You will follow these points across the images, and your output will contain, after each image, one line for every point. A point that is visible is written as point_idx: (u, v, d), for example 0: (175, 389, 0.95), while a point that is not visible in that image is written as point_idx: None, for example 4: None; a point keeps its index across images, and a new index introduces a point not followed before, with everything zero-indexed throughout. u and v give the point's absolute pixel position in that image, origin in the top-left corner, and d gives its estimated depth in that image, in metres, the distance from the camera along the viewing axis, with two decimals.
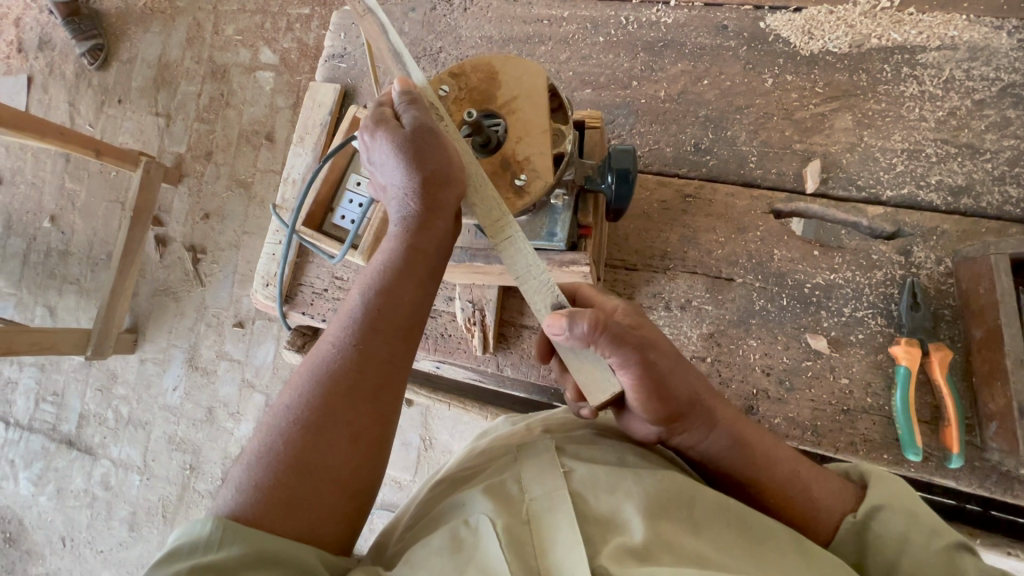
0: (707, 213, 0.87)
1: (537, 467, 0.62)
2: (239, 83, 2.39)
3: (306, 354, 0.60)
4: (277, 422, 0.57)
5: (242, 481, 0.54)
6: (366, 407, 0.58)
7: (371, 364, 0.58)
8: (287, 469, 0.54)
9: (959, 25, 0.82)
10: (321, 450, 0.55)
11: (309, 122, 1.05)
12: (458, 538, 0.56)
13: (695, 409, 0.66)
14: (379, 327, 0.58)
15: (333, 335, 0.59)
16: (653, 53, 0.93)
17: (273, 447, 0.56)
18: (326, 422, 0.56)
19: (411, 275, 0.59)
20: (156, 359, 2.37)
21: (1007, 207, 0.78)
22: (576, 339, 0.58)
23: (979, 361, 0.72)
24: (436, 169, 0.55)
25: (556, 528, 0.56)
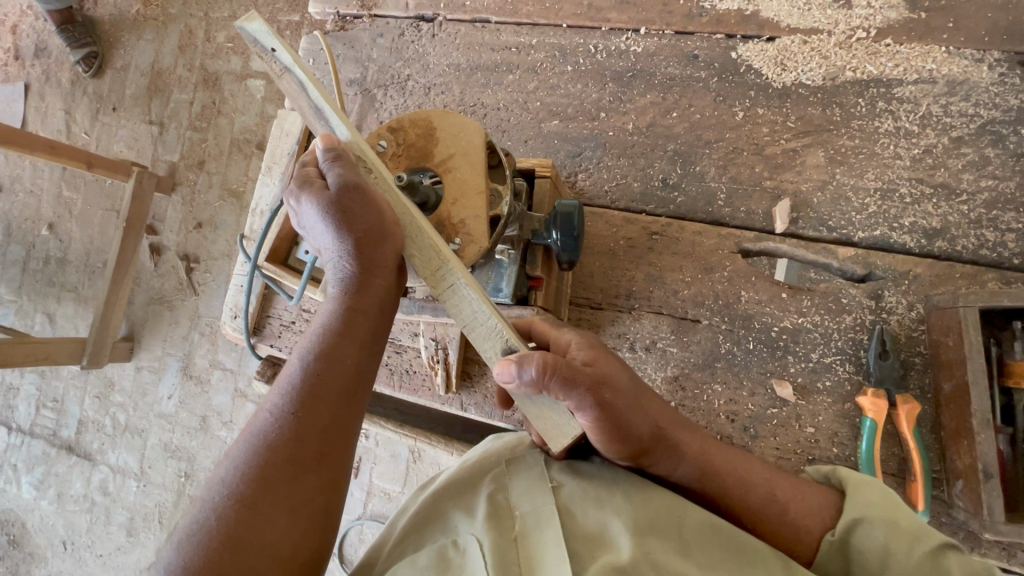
0: (674, 252, 0.85)
1: (527, 483, 0.64)
2: (231, 90, 2.38)
3: (246, 423, 0.57)
4: (209, 500, 0.53)
5: (174, 561, 0.50)
6: (309, 475, 0.54)
7: (312, 429, 0.54)
8: (218, 547, 0.50)
9: (938, 58, 0.78)
10: (259, 524, 0.51)
11: (277, 151, 1.04)
12: (446, 557, 0.58)
13: (660, 441, 0.62)
14: (320, 392, 0.55)
15: (272, 402, 0.56)
16: (622, 83, 0.91)
17: (205, 525, 0.51)
18: (261, 496, 0.52)
19: (353, 335, 0.56)
20: (152, 367, 2.40)
21: (983, 251, 0.74)
22: (526, 387, 0.53)
23: (947, 416, 0.70)
24: (367, 229, 0.54)
25: (544, 545, 0.58)
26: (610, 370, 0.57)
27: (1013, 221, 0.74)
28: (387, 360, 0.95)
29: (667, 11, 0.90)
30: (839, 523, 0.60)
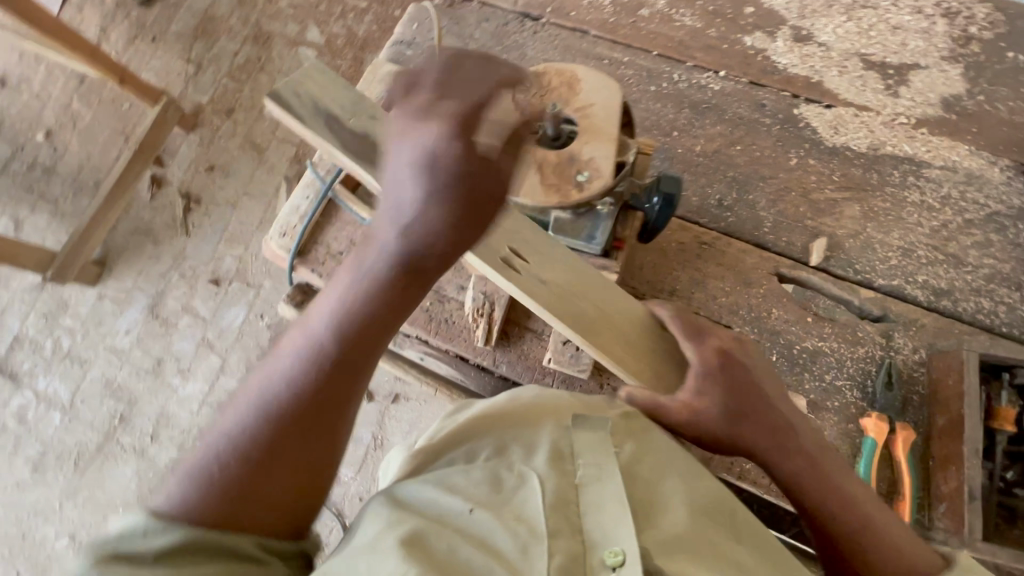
0: (718, 262, 0.93)
1: (592, 433, 0.66)
2: (280, 52, 2.42)
3: (279, 353, 0.61)
4: (238, 420, 0.58)
5: (196, 469, 0.56)
6: (322, 421, 0.59)
7: (338, 381, 0.60)
8: (238, 468, 0.56)
9: (961, 153, 0.93)
10: (277, 464, 0.57)
11: (364, 94, 1.09)
12: (501, 480, 0.62)
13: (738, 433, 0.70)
14: (358, 340, 0.60)
15: (304, 343, 0.60)
16: (697, 111, 1.02)
17: (212, 464, 0.56)
18: (283, 432, 0.58)
19: (403, 293, 0.61)
20: (116, 298, 2.26)
21: (980, 315, 0.87)
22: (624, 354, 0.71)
23: (937, 446, 0.79)
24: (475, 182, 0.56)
25: (601, 495, 0.61)
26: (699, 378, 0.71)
27: (1005, 296, 0.87)
28: (427, 306, 0.97)
29: (746, 62, 1.04)
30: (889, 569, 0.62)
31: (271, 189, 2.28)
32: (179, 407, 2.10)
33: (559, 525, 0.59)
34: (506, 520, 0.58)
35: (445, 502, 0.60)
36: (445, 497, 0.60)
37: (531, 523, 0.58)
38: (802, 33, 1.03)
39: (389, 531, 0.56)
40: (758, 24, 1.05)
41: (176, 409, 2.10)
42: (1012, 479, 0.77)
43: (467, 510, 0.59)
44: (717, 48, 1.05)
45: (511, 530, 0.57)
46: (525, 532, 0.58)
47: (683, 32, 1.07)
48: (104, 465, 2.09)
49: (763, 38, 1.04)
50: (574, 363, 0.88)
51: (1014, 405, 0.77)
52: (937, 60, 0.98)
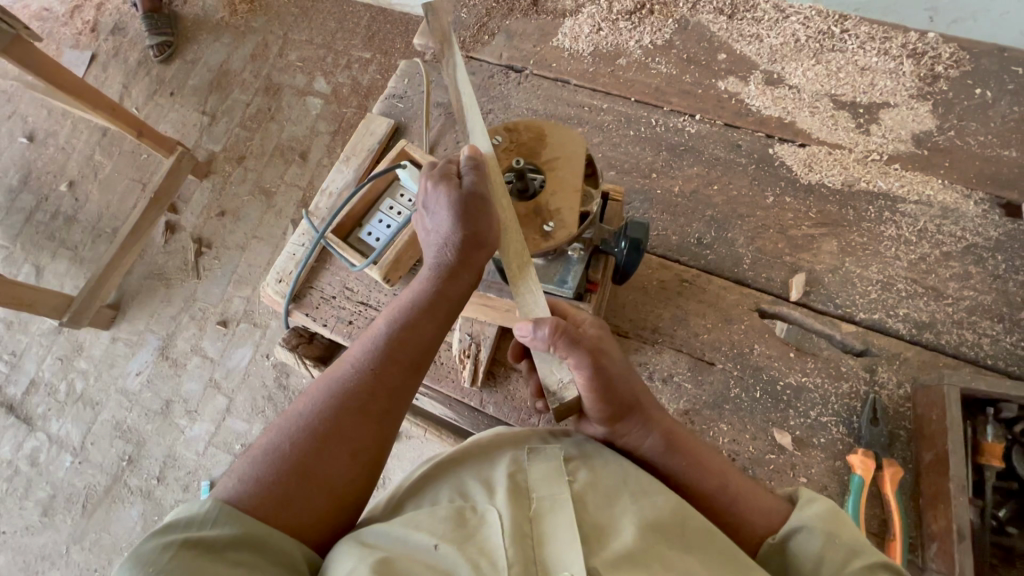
0: (699, 299, 0.95)
1: (547, 466, 0.67)
2: (289, 102, 2.55)
3: (329, 368, 0.67)
4: (288, 427, 0.63)
5: (247, 472, 0.60)
6: (370, 428, 0.63)
7: (381, 391, 0.64)
8: (288, 470, 0.60)
9: (935, 187, 0.95)
10: (315, 472, 0.60)
11: (358, 146, 1.15)
12: (464, 515, 0.62)
13: (634, 411, 0.69)
14: (397, 357, 0.66)
15: (354, 356, 0.66)
16: (674, 154, 1.06)
17: (265, 463, 0.60)
18: (330, 435, 0.62)
19: (436, 316, 0.68)
20: (129, 340, 2.33)
21: (963, 348, 0.86)
22: (539, 342, 0.64)
23: (926, 482, 0.77)
24: (479, 232, 0.65)
25: (557, 527, 0.61)
26: (610, 342, 0.68)
27: (988, 328, 0.87)
28: None
29: (720, 106, 1.08)
30: (782, 528, 0.65)
31: (279, 232, 2.36)
32: (185, 447, 2.13)
33: (522, 559, 0.58)
34: (469, 554, 0.58)
35: (410, 538, 0.59)
36: (410, 533, 0.60)
37: (495, 558, 0.58)
38: (774, 77, 1.08)
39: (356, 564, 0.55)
40: (731, 69, 1.10)
41: (182, 450, 2.12)
42: (1006, 518, 0.75)
43: (432, 545, 0.58)
44: (692, 93, 1.10)
45: (475, 563, 0.57)
46: (487, 564, 0.58)
47: (660, 79, 1.12)
48: (111, 508, 2.10)
49: (736, 83, 1.09)
50: None
51: (1001, 439, 0.76)
52: (906, 98, 1.01)
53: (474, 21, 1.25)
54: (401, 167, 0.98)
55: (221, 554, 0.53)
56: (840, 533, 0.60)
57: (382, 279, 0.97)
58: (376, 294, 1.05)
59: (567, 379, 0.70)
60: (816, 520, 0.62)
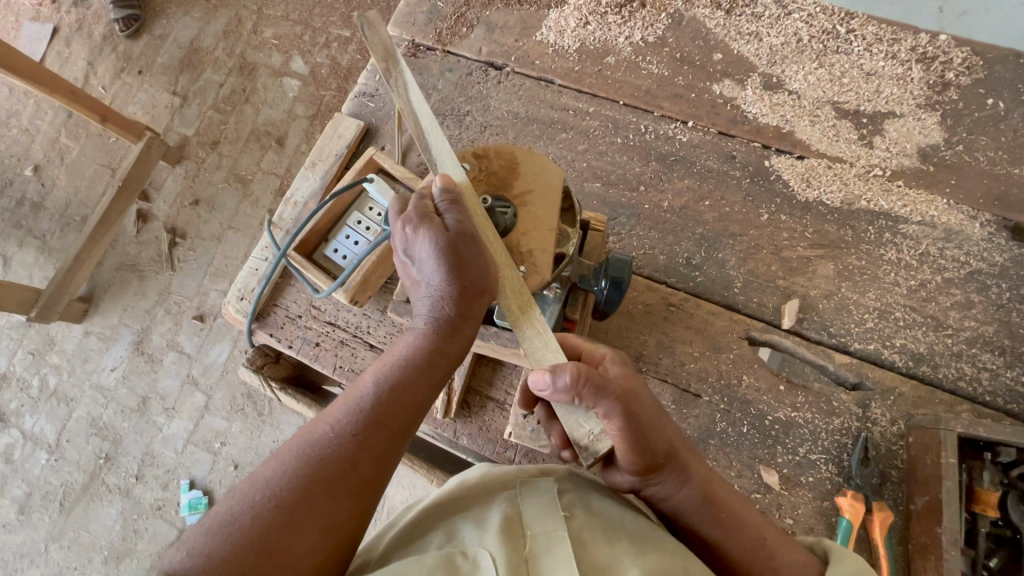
0: (686, 325, 0.90)
1: (541, 504, 0.62)
2: (264, 83, 2.41)
3: (303, 427, 0.56)
4: (252, 495, 0.51)
5: (198, 547, 0.48)
6: (349, 503, 0.53)
7: (365, 457, 0.54)
8: (247, 548, 0.48)
9: (939, 208, 0.89)
10: (281, 551, 0.49)
11: (325, 150, 1.07)
12: (455, 564, 0.55)
13: (672, 460, 0.60)
14: (383, 421, 0.55)
15: (335, 415, 0.56)
16: (664, 164, 0.99)
17: (221, 538, 0.49)
18: (302, 508, 0.51)
19: (430, 373, 0.57)
20: (102, 334, 2.25)
21: (961, 383, 0.82)
22: (560, 394, 0.54)
23: (916, 528, 0.74)
24: (473, 280, 0.56)
25: (556, 569, 0.55)
26: (639, 384, 0.58)
27: (988, 362, 0.82)
28: None
29: (715, 112, 1.00)
30: None
31: (256, 222, 2.27)
32: (164, 446, 2.08)
33: None
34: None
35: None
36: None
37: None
38: (772, 81, 1.00)
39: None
40: (727, 71, 1.02)
41: (161, 448, 2.08)
42: (997, 567, 0.72)
43: None
44: (685, 96, 1.02)
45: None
46: None
47: (651, 80, 1.04)
48: (89, 505, 2.07)
49: (732, 86, 1.01)
50: (536, 440, 0.84)
51: (996, 487, 0.72)
52: (912, 108, 0.94)
53: (452, 11, 1.15)
54: (367, 181, 0.91)
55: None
56: None
57: (350, 301, 0.91)
58: (345, 314, 0.98)
59: (599, 430, 0.56)
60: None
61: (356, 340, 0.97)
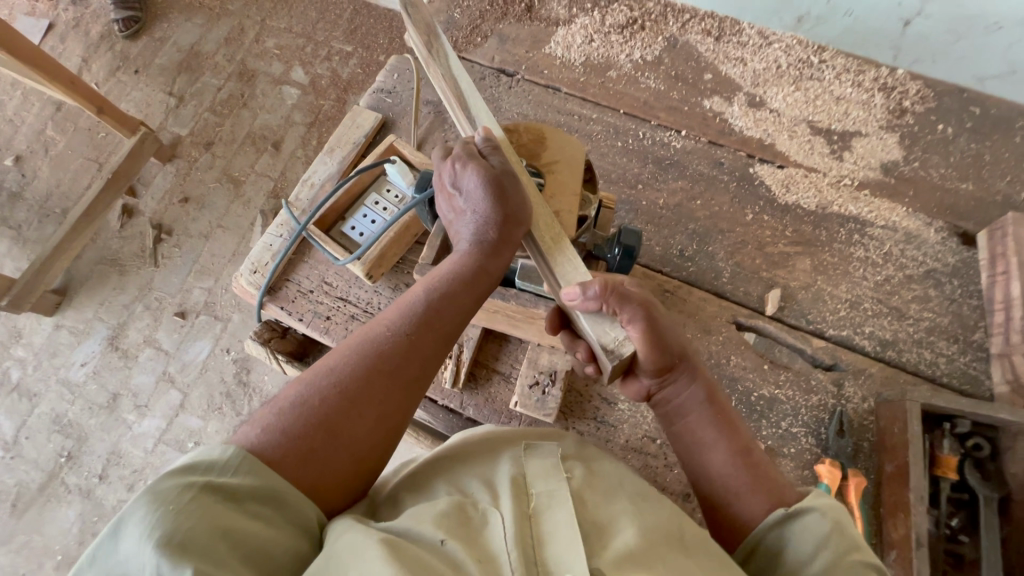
0: (680, 309, 0.97)
1: (544, 464, 0.65)
2: (263, 90, 2.47)
3: (359, 329, 0.64)
4: (317, 382, 0.59)
5: (271, 422, 0.57)
6: (400, 394, 0.61)
7: (414, 359, 0.63)
8: (313, 426, 0.57)
9: (900, 215, 1.01)
10: (344, 430, 0.58)
11: (343, 138, 1.13)
12: (464, 514, 0.58)
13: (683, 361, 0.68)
14: (433, 326, 0.64)
15: (389, 320, 0.64)
16: (660, 167, 1.09)
17: (293, 415, 0.57)
18: (362, 396, 0.59)
19: (471, 290, 0.66)
20: (74, 328, 2.18)
21: (922, 366, 0.92)
22: (589, 303, 0.59)
23: (886, 492, 0.81)
24: (514, 211, 0.64)
25: (559, 523, 0.57)
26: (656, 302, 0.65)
27: (944, 348, 0.92)
28: None
29: (705, 124, 1.11)
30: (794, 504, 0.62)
31: (246, 222, 2.27)
32: (133, 445, 2.00)
33: (525, 558, 0.54)
34: (471, 549, 0.54)
35: (414, 530, 0.56)
36: (414, 525, 0.56)
37: (500, 558, 0.54)
38: (756, 100, 1.12)
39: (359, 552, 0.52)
40: (716, 89, 1.14)
41: (129, 448, 2.00)
42: (958, 527, 0.80)
43: (436, 539, 0.54)
44: (679, 109, 1.13)
45: (481, 560, 0.53)
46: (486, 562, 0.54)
47: (648, 93, 1.15)
48: (45, 507, 1.96)
49: (720, 103, 1.13)
50: (541, 408, 0.89)
51: (955, 453, 0.81)
52: (876, 129, 1.08)
53: (468, 22, 1.24)
54: (389, 162, 0.97)
55: (242, 505, 0.50)
56: (846, 526, 0.59)
57: (366, 275, 0.96)
58: (357, 289, 1.02)
59: (624, 337, 0.60)
60: (828, 506, 0.60)
61: (367, 315, 1.01)
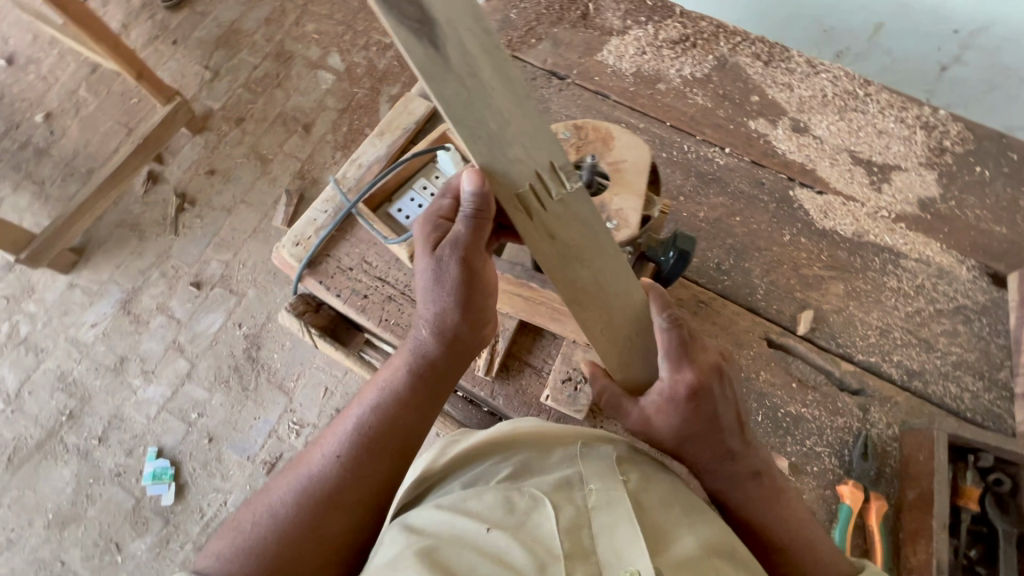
0: (713, 321, 0.99)
1: (600, 466, 0.68)
2: (299, 72, 2.49)
3: (341, 416, 0.78)
4: (312, 469, 0.74)
5: (281, 508, 0.71)
6: (384, 457, 0.75)
7: (393, 428, 0.76)
8: (316, 500, 0.71)
9: (934, 250, 1.03)
10: (340, 494, 0.72)
11: (394, 123, 1.14)
12: (514, 503, 0.62)
13: (707, 433, 0.71)
14: (410, 400, 0.77)
15: (367, 402, 0.78)
16: (702, 181, 1.11)
17: (297, 497, 0.71)
18: (352, 465, 0.73)
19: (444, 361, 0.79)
20: (88, 288, 2.18)
21: (947, 399, 0.93)
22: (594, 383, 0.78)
23: (907, 518, 0.83)
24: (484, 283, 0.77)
25: (615, 522, 0.60)
26: (686, 385, 0.70)
27: (970, 383, 0.94)
28: None
29: (749, 144, 1.14)
30: None
31: (269, 200, 2.28)
32: (135, 410, 2.00)
33: (580, 553, 0.58)
34: (521, 537, 0.57)
35: (458, 520, 0.59)
36: (458, 516, 0.60)
37: (550, 545, 0.58)
38: (800, 126, 1.15)
39: (405, 548, 0.56)
40: (762, 111, 1.16)
41: (131, 412, 1.99)
42: (975, 558, 0.82)
43: (483, 529, 0.58)
44: (724, 127, 1.15)
45: (529, 548, 0.56)
46: (542, 551, 0.57)
47: (696, 109, 1.17)
48: (41, 464, 1.94)
49: (765, 125, 1.15)
50: (571, 404, 0.90)
51: (977, 485, 0.82)
52: (916, 165, 1.10)
53: (523, 24, 1.27)
54: (443, 149, 0.98)
55: None
56: None
57: (409, 257, 0.97)
58: (396, 271, 1.03)
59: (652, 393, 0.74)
60: None
61: (404, 298, 1.02)
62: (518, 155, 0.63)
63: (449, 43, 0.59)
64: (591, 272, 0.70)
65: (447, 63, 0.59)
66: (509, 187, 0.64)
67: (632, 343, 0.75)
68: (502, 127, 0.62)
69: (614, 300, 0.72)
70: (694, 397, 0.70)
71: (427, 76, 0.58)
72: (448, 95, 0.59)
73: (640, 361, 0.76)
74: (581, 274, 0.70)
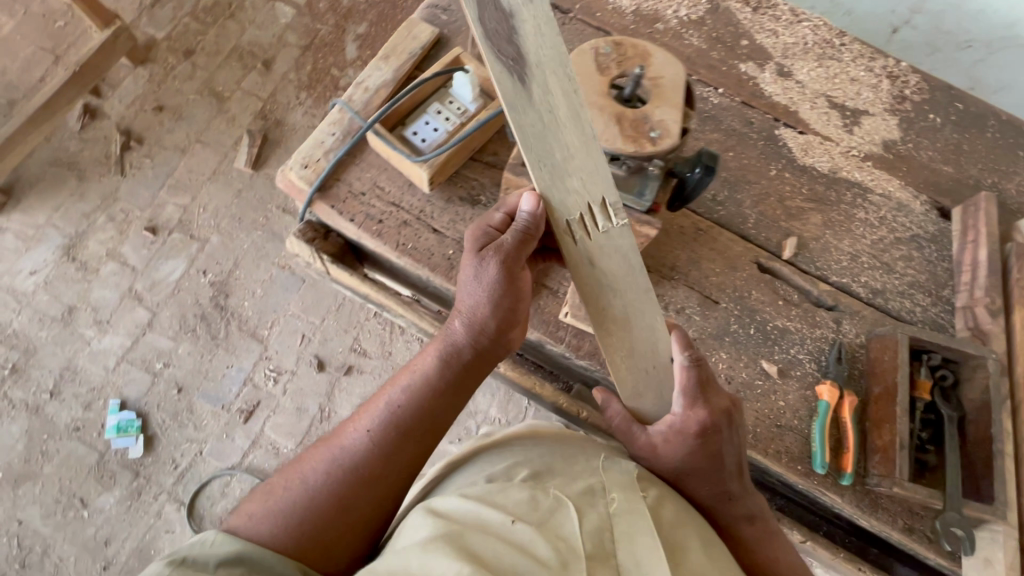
0: (711, 247, 1.08)
1: (620, 480, 0.73)
2: (254, 3, 2.29)
3: (376, 399, 0.81)
4: (346, 446, 0.77)
5: (313, 480, 0.74)
6: (412, 446, 0.78)
7: (425, 416, 0.80)
8: (348, 477, 0.74)
9: (895, 186, 1.16)
10: (373, 475, 0.75)
11: (398, 47, 1.11)
12: (538, 502, 0.66)
13: (712, 468, 0.79)
14: (442, 391, 0.81)
15: (401, 390, 0.81)
16: (698, 118, 1.18)
17: (330, 474, 0.74)
18: (384, 449, 0.77)
19: (478, 358, 0.83)
20: (21, 233, 1.98)
21: (902, 313, 1.08)
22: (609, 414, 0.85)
23: (873, 408, 0.96)
24: (518, 293, 0.83)
25: (636, 531, 0.66)
26: (696, 421, 0.79)
27: (920, 300, 1.09)
28: (449, 255, 1.01)
29: (740, 85, 1.21)
30: None
31: (229, 141, 2.13)
32: (90, 362, 1.87)
33: (600, 557, 0.63)
34: (547, 534, 0.62)
35: (485, 510, 0.64)
36: (485, 508, 0.65)
37: (571, 546, 0.63)
38: (784, 70, 1.23)
39: (433, 532, 0.61)
40: (751, 55, 1.24)
41: (86, 365, 1.87)
42: (926, 439, 0.97)
43: (508, 521, 0.63)
44: (718, 69, 1.22)
45: (554, 545, 0.61)
46: (564, 548, 0.62)
47: (692, 50, 1.23)
48: None
49: (754, 68, 1.23)
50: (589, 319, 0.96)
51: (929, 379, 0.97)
52: (881, 110, 1.22)
53: None
54: (460, 71, 0.98)
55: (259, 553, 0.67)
56: None
57: (428, 178, 0.98)
58: (410, 198, 1.03)
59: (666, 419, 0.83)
60: None
61: (420, 223, 1.02)
62: (575, 188, 0.80)
63: (535, 81, 0.78)
64: (622, 303, 0.84)
65: (530, 96, 0.78)
66: (561, 217, 0.80)
67: (649, 374, 0.85)
68: (566, 159, 0.79)
69: (639, 329, 0.85)
70: (702, 429, 0.79)
71: (511, 105, 0.77)
72: (525, 124, 0.78)
73: (653, 395, 0.85)
74: (614, 300, 0.84)
